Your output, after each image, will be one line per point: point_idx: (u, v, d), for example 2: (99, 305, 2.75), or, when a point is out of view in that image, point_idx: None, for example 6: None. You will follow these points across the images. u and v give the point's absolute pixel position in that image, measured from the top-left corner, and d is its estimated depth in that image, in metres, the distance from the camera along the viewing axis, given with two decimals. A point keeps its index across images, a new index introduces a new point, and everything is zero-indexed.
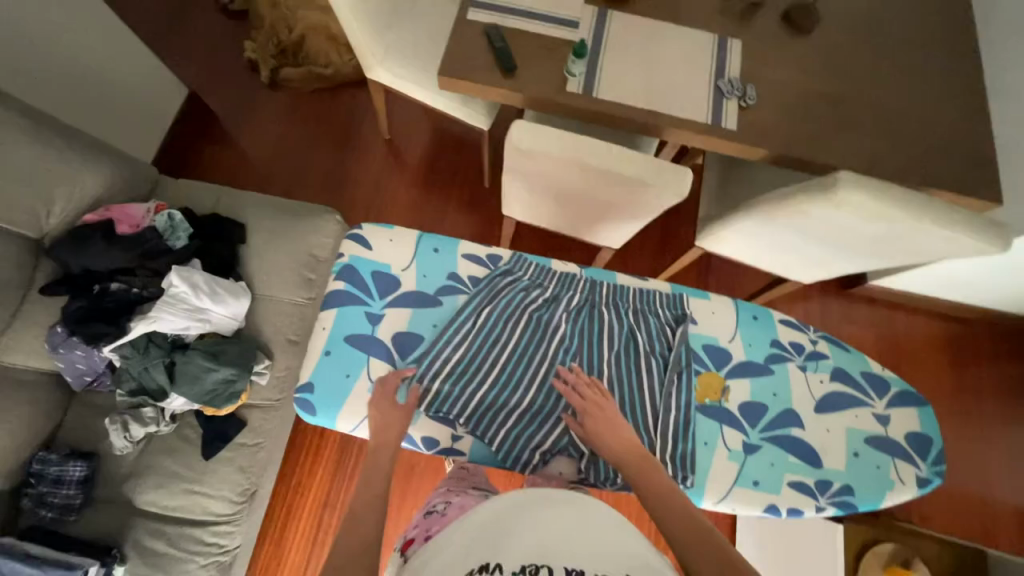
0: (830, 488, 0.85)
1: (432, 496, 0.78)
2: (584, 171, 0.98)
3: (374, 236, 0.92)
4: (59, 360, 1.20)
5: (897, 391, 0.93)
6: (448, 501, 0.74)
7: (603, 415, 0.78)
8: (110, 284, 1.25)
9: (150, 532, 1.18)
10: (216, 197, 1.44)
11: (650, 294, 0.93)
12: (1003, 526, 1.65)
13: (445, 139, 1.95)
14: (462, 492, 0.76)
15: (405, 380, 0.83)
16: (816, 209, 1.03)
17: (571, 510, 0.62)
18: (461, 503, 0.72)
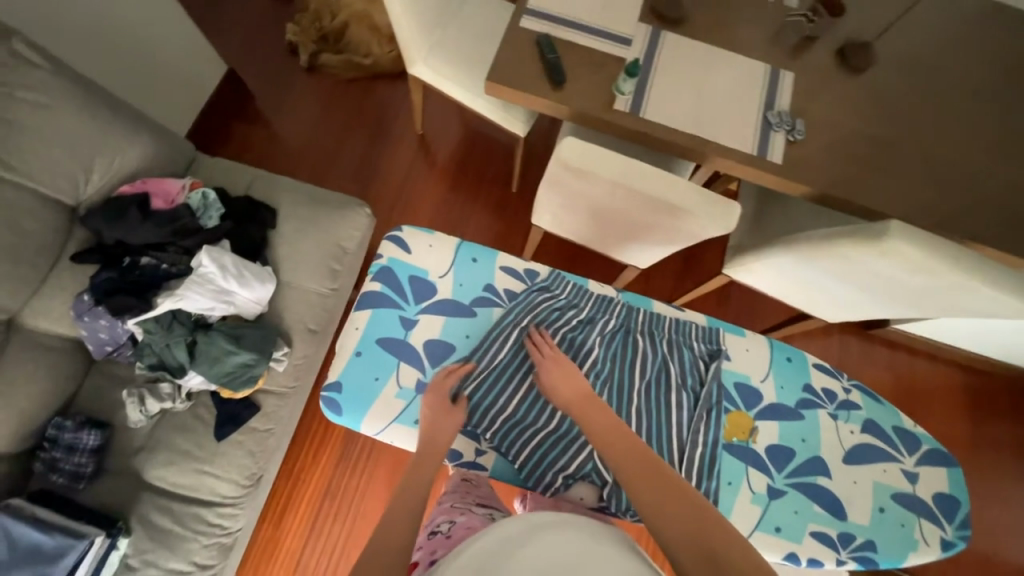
0: (852, 542, 0.84)
1: (436, 513, 0.76)
2: (627, 192, 0.97)
3: (413, 240, 0.95)
4: (83, 328, 1.21)
5: (928, 449, 0.91)
6: (452, 520, 0.72)
7: (557, 366, 0.81)
8: (141, 258, 1.26)
9: (157, 507, 1.17)
10: (251, 180, 1.46)
11: (685, 326, 0.93)
12: None
13: (478, 140, 1.94)
14: (466, 510, 0.74)
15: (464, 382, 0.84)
16: (860, 255, 1.01)
17: (574, 535, 0.60)
18: (466, 523, 0.70)
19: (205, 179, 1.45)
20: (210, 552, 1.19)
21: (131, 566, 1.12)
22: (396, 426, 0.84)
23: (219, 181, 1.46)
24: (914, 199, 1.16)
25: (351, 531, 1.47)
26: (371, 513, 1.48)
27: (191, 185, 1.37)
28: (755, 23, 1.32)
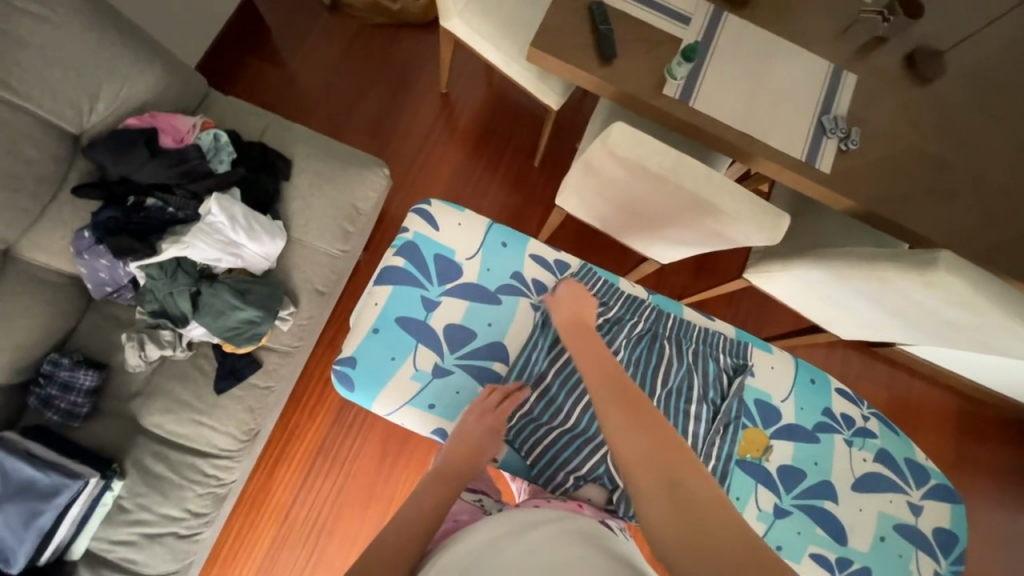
0: (849, 566, 0.85)
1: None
2: (670, 188, 0.91)
3: (443, 217, 0.96)
4: (82, 266, 1.16)
5: (936, 483, 0.91)
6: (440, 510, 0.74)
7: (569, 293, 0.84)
8: (146, 199, 1.20)
9: (154, 454, 1.16)
10: (266, 125, 1.38)
11: (714, 337, 0.92)
12: None
13: (505, 107, 1.83)
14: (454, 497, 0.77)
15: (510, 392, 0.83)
16: (900, 282, 0.98)
17: (562, 541, 0.58)
18: (453, 514, 0.72)
19: (216, 119, 1.37)
20: (203, 501, 1.19)
21: (124, 508, 1.12)
22: (409, 408, 0.86)
23: (232, 122, 1.37)
24: (960, 226, 1.11)
25: (342, 488, 1.48)
26: (362, 475, 1.49)
27: (203, 124, 1.29)
28: (821, 16, 1.23)
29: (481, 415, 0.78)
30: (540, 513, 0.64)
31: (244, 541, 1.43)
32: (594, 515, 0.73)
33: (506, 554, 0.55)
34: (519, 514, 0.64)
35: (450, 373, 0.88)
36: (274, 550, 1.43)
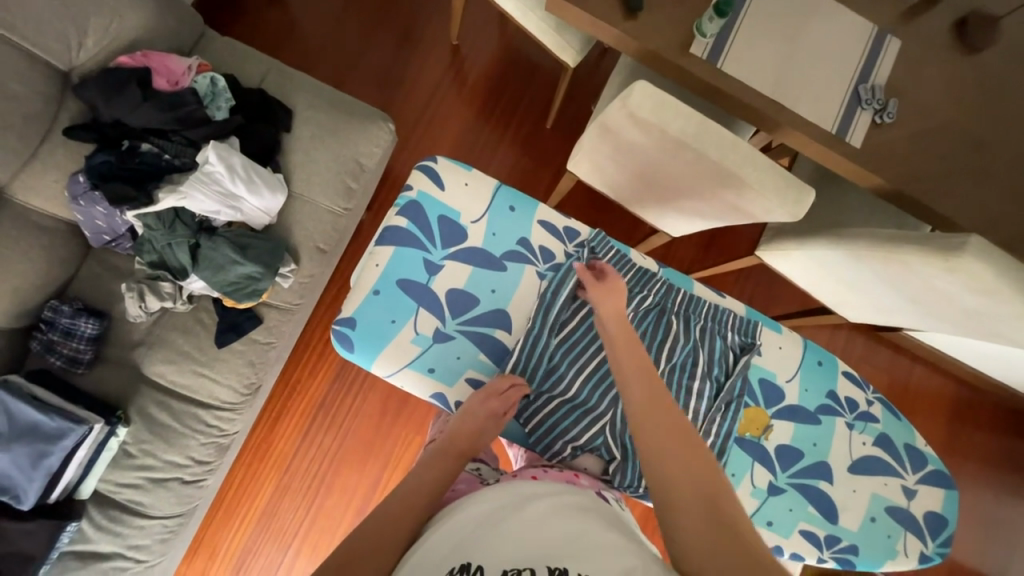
0: (837, 544, 0.86)
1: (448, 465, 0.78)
2: (691, 156, 0.86)
3: (448, 177, 0.92)
4: (78, 213, 1.13)
5: (932, 469, 0.91)
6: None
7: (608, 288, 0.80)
8: (141, 144, 1.16)
9: (156, 402, 1.18)
10: (266, 71, 1.31)
11: (723, 314, 0.90)
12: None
13: (519, 62, 1.73)
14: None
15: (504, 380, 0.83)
16: (922, 266, 0.95)
17: (560, 516, 0.58)
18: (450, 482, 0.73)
19: (214, 62, 1.30)
20: (207, 450, 1.21)
21: (129, 453, 1.15)
22: (408, 371, 0.85)
23: (230, 65, 1.30)
24: (993, 210, 1.05)
25: (342, 444, 1.51)
26: (363, 431, 1.52)
27: (199, 67, 1.22)
28: None
29: (485, 400, 0.76)
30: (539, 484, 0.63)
31: (247, 489, 1.48)
32: (589, 486, 0.73)
33: (499, 537, 0.55)
34: (518, 484, 0.63)
35: (451, 339, 0.86)
36: (276, 499, 1.48)
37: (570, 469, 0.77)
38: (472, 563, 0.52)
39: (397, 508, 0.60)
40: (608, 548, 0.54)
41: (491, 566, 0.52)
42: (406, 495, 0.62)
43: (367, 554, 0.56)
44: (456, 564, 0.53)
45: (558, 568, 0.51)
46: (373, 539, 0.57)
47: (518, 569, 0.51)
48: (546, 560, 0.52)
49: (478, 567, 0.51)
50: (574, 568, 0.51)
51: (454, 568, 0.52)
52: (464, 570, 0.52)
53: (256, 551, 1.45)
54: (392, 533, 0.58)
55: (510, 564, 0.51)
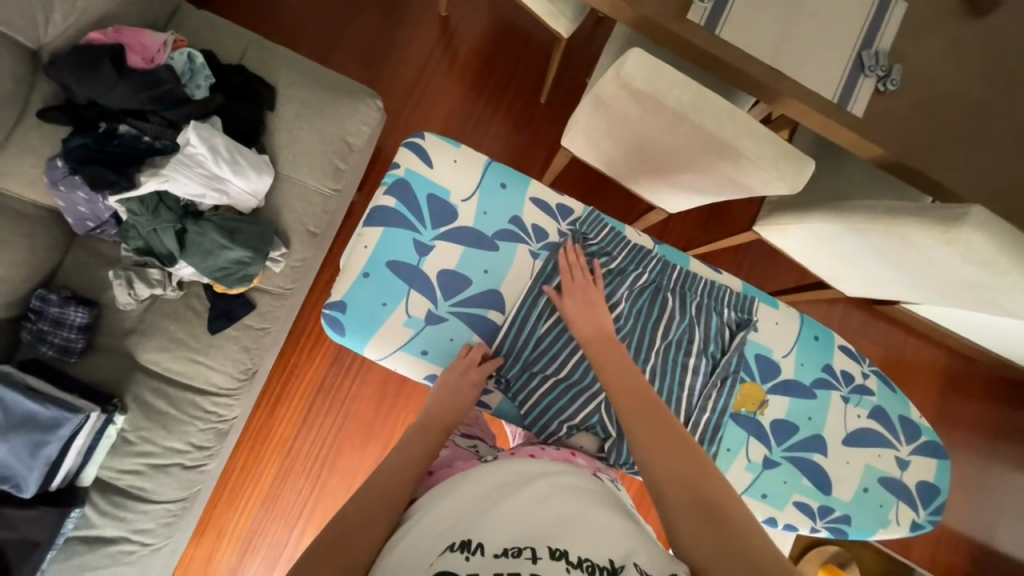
0: (830, 514, 0.88)
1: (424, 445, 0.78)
2: (689, 128, 0.84)
3: (436, 154, 0.89)
4: (59, 199, 1.10)
5: (925, 440, 0.92)
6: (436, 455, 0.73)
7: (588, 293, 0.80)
8: (119, 126, 1.12)
9: (152, 389, 1.17)
10: (246, 47, 1.25)
11: (719, 290, 0.89)
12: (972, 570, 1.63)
13: (511, 32, 1.67)
14: (449, 442, 0.76)
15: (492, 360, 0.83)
16: (921, 239, 0.94)
17: (558, 498, 0.58)
18: (449, 460, 0.71)
19: (190, 37, 1.24)
20: (206, 435, 1.22)
21: (128, 440, 1.15)
22: (401, 354, 0.84)
23: (207, 41, 1.24)
24: (997, 179, 1.03)
25: (342, 426, 1.52)
26: (361, 414, 1.52)
27: (175, 42, 1.17)
28: None
29: (459, 383, 0.77)
30: (536, 464, 0.63)
31: (249, 473, 1.49)
32: (585, 465, 0.72)
33: (497, 514, 0.54)
34: (515, 464, 0.63)
35: (443, 321, 0.85)
36: (279, 481, 1.49)
37: (566, 448, 0.76)
38: (472, 541, 0.51)
39: (393, 488, 0.60)
40: (607, 529, 0.54)
41: (492, 544, 0.50)
42: (397, 477, 0.62)
43: (360, 534, 0.55)
44: (456, 540, 0.51)
45: (559, 550, 0.50)
46: (367, 520, 0.57)
47: (520, 548, 0.49)
48: (545, 541, 0.51)
49: (479, 545, 0.50)
50: (575, 549, 0.50)
51: (453, 545, 0.51)
52: (465, 547, 0.50)
53: (262, 532, 1.48)
54: (386, 513, 0.58)
55: (512, 542, 0.50)
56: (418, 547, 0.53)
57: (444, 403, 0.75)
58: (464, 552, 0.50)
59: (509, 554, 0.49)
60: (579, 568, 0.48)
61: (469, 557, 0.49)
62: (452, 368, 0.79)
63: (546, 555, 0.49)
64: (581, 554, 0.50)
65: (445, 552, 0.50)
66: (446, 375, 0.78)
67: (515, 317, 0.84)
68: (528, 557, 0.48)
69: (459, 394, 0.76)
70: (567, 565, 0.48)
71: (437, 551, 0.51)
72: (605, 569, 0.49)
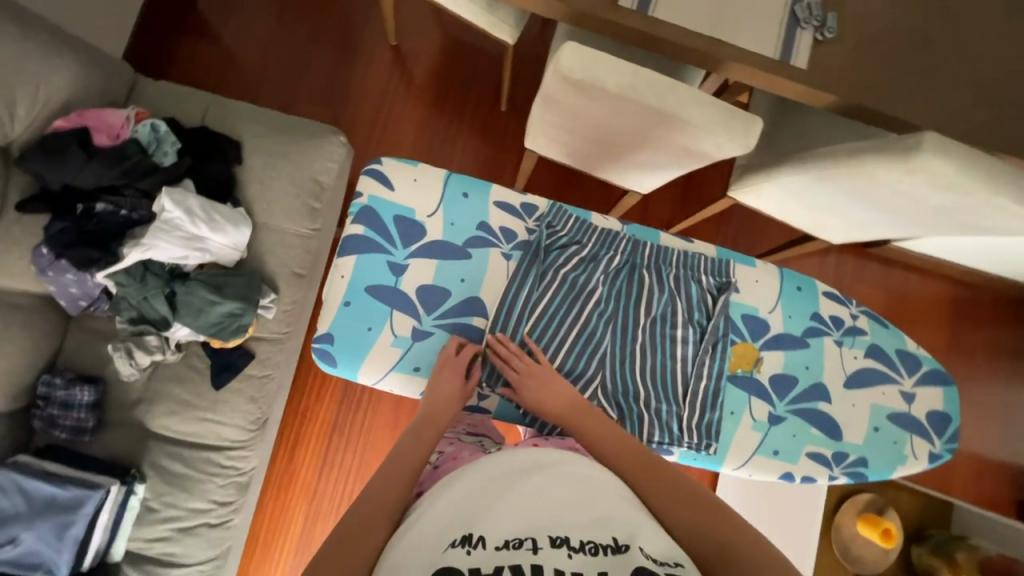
0: (845, 459, 0.88)
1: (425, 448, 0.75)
2: (635, 108, 0.86)
3: (396, 175, 0.92)
4: (49, 284, 1.13)
5: (927, 370, 0.93)
6: (440, 451, 0.72)
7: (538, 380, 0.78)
8: (95, 204, 1.14)
9: (167, 454, 1.19)
10: (206, 108, 1.29)
11: (694, 259, 0.90)
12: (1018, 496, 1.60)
13: (460, 49, 1.71)
14: (455, 441, 0.74)
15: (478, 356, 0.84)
16: (884, 173, 0.95)
17: (560, 484, 0.58)
18: (454, 453, 0.70)
19: (151, 108, 1.28)
20: (227, 490, 1.23)
21: (151, 508, 1.17)
22: (394, 374, 0.85)
23: (168, 109, 1.28)
24: (950, 104, 1.04)
25: (363, 459, 1.53)
26: (380, 444, 1.53)
27: (137, 115, 1.21)
28: None
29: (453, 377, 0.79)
30: (536, 454, 0.62)
31: (280, 520, 1.50)
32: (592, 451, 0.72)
33: (497, 506, 0.55)
34: (513, 455, 0.62)
35: (430, 335, 0.87)
36: (309, 525, 1.50)
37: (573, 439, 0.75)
38: (474, 535, 0.52)
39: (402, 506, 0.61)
40: (609, 515, 0.55)
41: (493, 535, 0.51)
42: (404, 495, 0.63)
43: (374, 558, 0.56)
44: (457, 536, 0.52)
45: (560, 537, 0.52)
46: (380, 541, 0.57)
47: (521, 539, 0.51)
48: (545, 530, 0.52)
49: (481, 538, 0.51)
50: (575, 534, 0.52)
51: (455, 540, 0.52)
52: (466, 541, 0.51)
53: None
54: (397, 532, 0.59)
55: (512, 533, 0.52)
56: (418, 541, 0.53)
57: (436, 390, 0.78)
58: (465, 546, 0.50)
59: (510, 545, 0.50)
60: (581, 551, 0.50)
61: (471, 551, 0.50)
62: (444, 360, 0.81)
63: (548, 544, 0.51)
64: (582, 538, 0.52)
65: (447, 548, 0.51)
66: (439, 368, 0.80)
67: (500, 319, 0.85)
68: (529, 547, 0.50)
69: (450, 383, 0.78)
70: (568, 550, 0.50)
71: (440, 548, 0.52)
72: (609, 547, 0.51)
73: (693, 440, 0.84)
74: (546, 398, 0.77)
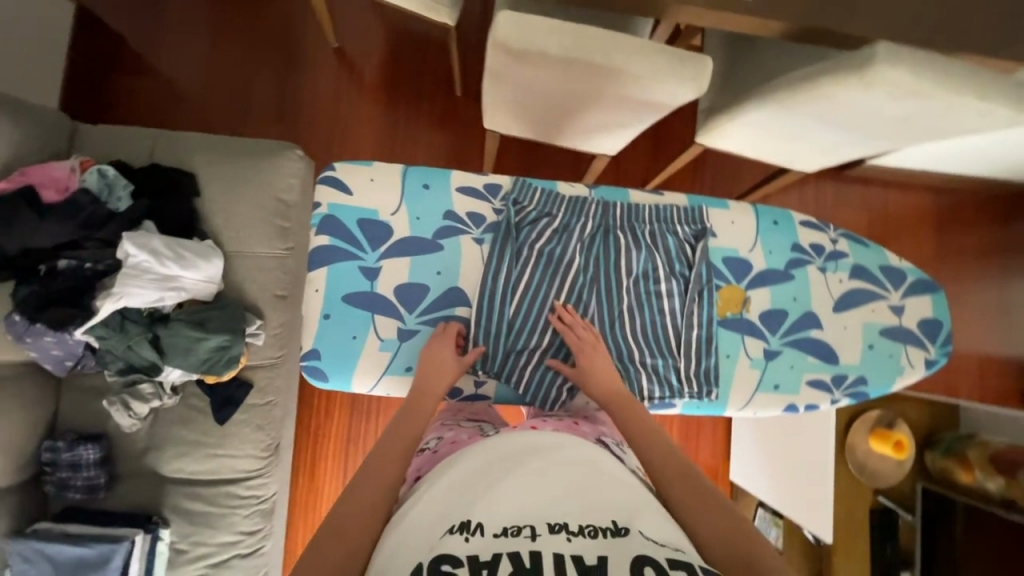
0: (845, 381, 0.89)
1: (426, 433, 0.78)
2: (583, 68, 0.84)
3: (352, 179, 0.90)
4: (30, 350, 1.11)
5: (913, 280, 0.93)
6: (439, 436, 0.74)
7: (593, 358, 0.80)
8: (58, 262, 1.13)
9: (186, 495, 1.20)
10: (152, 145, 1.25)
11: (666, 211, 0.89)
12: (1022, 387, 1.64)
13: (404, 39, 1.66)
14: (454, 426, 0.76)
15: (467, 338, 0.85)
16: (844, 92, 0.94)
17: (561, 469, 0.58)
18: (452, 437, 0.72)
19: (97, 155, 1.24)
20: (253, 519, 1.23)
21: (180, 549, 1.18)
22: (388, 378, 0.85)
23: (114, 153, 1.24)
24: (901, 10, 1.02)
25: None
26: None
27: (82, 164, 1.17)
28: None
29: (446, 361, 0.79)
30: (538, 438, 0.62)
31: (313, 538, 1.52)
32: (589, 432, 0.73)
33: (493, 492, 0.55)
34: (514, 438, 0.62)
35: (416, 333, 0.86)
36: None
37: (571, 417, 0.77)
38: (472, 521, 0.52)
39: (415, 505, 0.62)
40: (609, 499, 0.55)
41: (492, 522, 0.52)
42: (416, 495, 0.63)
43: None
44: (455, 522, 0.52)
45: (559, 524, 0.52)
46: None
47: (520, 527, 0.51)
48: (542, 517, 0.52)
49: (479, 525, 0.51)
50: (574, 520, 0.52)
51: (453, 527, 0.52)
52: (463, 528, 0.51)
53: None
54: None
55: (510, 520, 0.52)
56: (413, 528, 0.54)
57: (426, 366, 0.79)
58: (463, 533, 0.51)
59: (508, 532, 0.51)
60: (580, 535, 0.51)
61: (468, 538, 0.50)
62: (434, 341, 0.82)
63: (546, 531, 0.51)
64: (582, 524, 0.52)
65: (445, 534, 0.51)
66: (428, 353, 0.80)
67: (483, 305, 0.84)
68: (526, 535, 0.50)
69: (438, 359, 0.79)
70: (567, 536, 0.51)
71: (437, 534, 0.52)
72: (609, 530, 0.52)
73: (693, 388, 0.85)
74: (593, 381, 0.78)
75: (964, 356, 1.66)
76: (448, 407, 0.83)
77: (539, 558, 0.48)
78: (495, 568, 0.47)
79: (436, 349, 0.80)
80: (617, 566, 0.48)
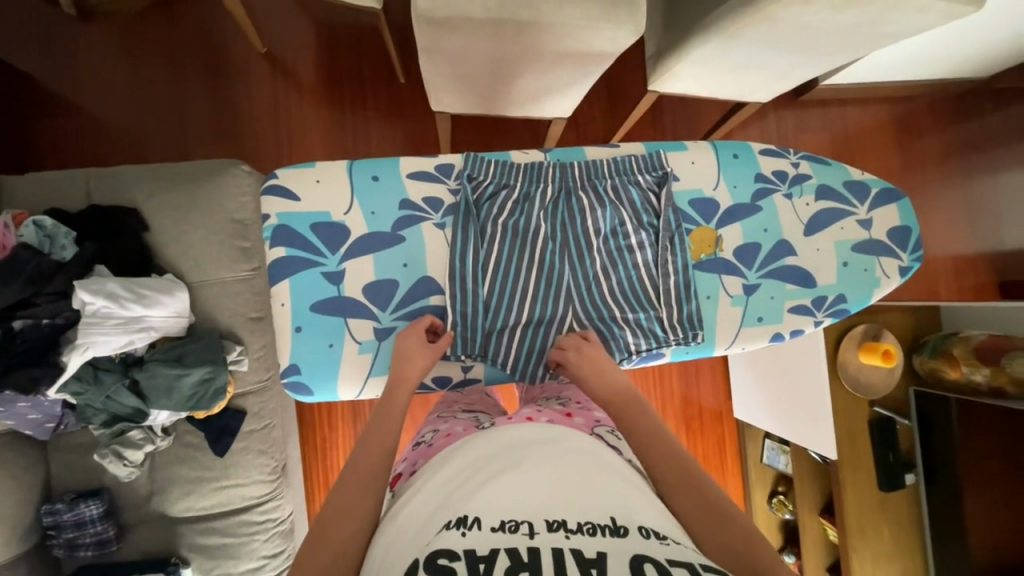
0: (826, 302, 0.90)
1: (421, 427, 0.78)
2: (513, 30, 0.83)
3: (298, 184, 0.87)
4: (6, 419, 1.07)
5: (879, 191, 0.94)
6: (434, 429, 0.74)
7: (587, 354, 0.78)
8: (14, 323, 1.06)
9: (201, 530, 1.18)
10: (87, 185, 1.19)
11: (625, 161, 0.88)
12: (997, 279, 1.69)
13: (335, 31, 1.58)
14: (448, 418, 0.76)
15: (438, 328, 0.84)
16: (783, 11, 0.92)
17: (559, 466, 0.58)
18: (446, 430, 0.72)
19: (31, 205, 1.17)
20: (273, 542, 1.22)
21: None
22: (373, 379, 0.85)
23: (48, 200, 1.18)
24: None
25: None
26: None
27: (15, 218, 1.11)
28: None
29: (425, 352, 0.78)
30: (536, 434, 0.63)
31: None
32: (583, 424, 0.70)
33: (486, 488, 0.55)
34: (512, 435, 0.63)
35: (393, 330, 0.85)
36: None
37: (562, 407, 0.75)
38: (468, 516, 0.51)
39: None
40: (609, 494, 0.54)
41: (488, 516, 0.51)
42: None
43: None
44: (452, 518, 0.52)
45: (556, 520, 0.50)
46: None
47: (517, 521, 0.50)
48: (540, 514, 0.51)
49: (476, 519, 0.50)
50: (572, 517, 0.51)
51: (449, 522, 0.51)
52: (461, 524, 0.51)
53: None
54: None
55: (508, 516, 0.51)
56: (410, 526, 0.55)
57: (407, 356, 0.77)
58: (460, 529, 0.50)
59: (506, 527, 0.50)
60: (579, 532, 0.49)
61: (465, 532, 0.49)
62: (415, 329, 0.81)
63: (544, 530, 0.50)
64: (580, 519, 0.51)
65: (442, 530, 0.51)
66: (399, 347, 0.79)
67: (456, 290, 0.83)
68: (525, 532, 0.49)
69: (415, 348, 0.78)
70: (567, 533, 0.49)
71: (434, 531, 0.52)
72: (607, 527, 0.50)
73: (678, 335, 0.86)
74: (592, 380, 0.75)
75: (940, 258, 1.70)
76: (444, 399, 0.83)
77: (536, 554, 0.47)
78: (493, 565, 0.46)
79: (411, 341, 0.79)
80: (618, 561, 0.46)
